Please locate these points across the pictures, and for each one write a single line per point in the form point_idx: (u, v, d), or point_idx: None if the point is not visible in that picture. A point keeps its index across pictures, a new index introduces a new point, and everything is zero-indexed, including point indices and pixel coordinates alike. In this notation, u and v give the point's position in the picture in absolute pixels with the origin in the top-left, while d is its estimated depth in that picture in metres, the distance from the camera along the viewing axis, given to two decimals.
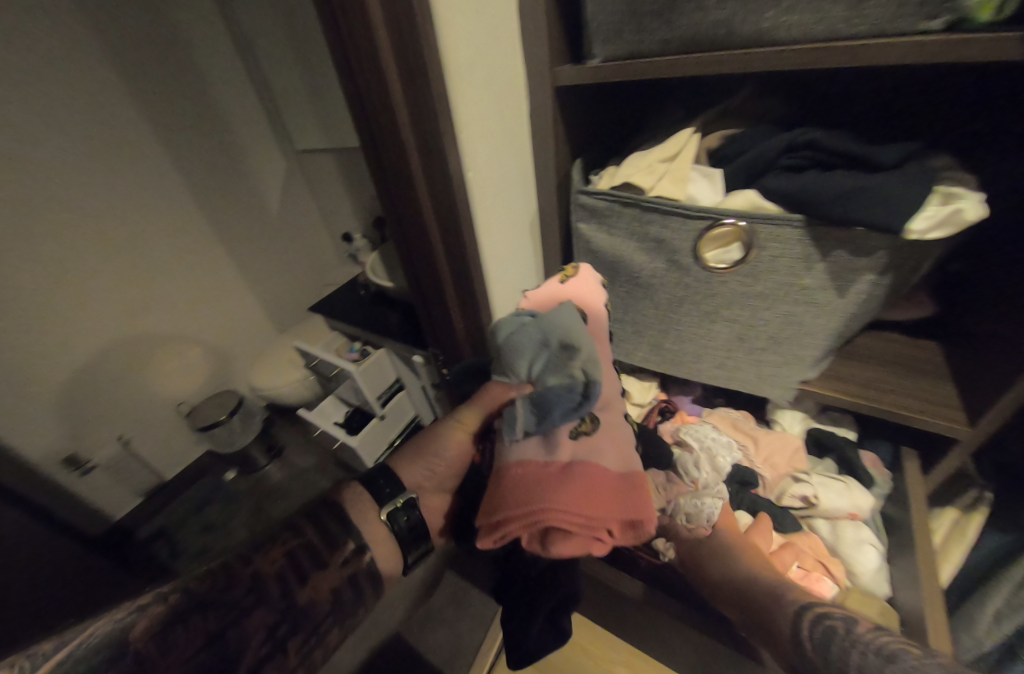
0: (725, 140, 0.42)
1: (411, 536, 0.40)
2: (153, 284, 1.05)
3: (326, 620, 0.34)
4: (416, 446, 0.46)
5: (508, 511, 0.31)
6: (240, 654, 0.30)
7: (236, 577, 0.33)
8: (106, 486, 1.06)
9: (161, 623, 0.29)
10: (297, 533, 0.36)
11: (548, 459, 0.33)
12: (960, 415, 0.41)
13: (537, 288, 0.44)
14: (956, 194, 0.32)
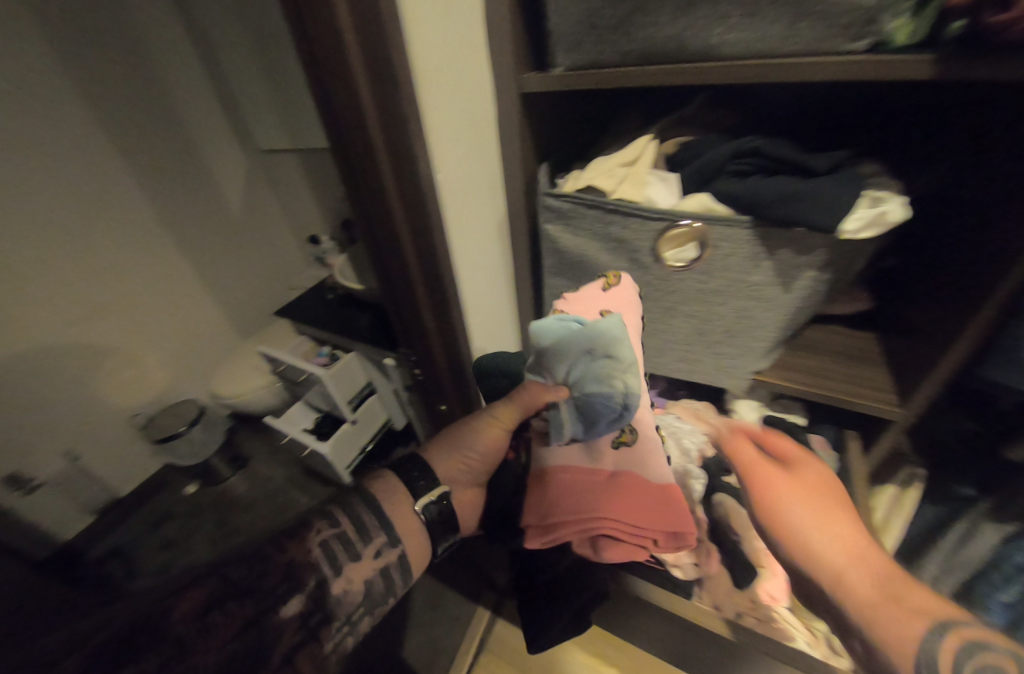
0: (680, 146, 0.45)
1: (440, 525, 0.44)
2: (112, 289, 1.05)
3: (356, 606, 0.39)
4: (455, 440, 0.49)
5: (562, 517, 0.39)
6: (277, 637, 0.34)
7: (271, 565, 0.37)
8: (55, 503, 1.06)
9: (205, 606, 0.33)
10: (332, 524, 0.41)
11: (592, 470, 0.41)
12: (892, 397, 0.46)
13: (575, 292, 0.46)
14: (881, 198, 0.35)
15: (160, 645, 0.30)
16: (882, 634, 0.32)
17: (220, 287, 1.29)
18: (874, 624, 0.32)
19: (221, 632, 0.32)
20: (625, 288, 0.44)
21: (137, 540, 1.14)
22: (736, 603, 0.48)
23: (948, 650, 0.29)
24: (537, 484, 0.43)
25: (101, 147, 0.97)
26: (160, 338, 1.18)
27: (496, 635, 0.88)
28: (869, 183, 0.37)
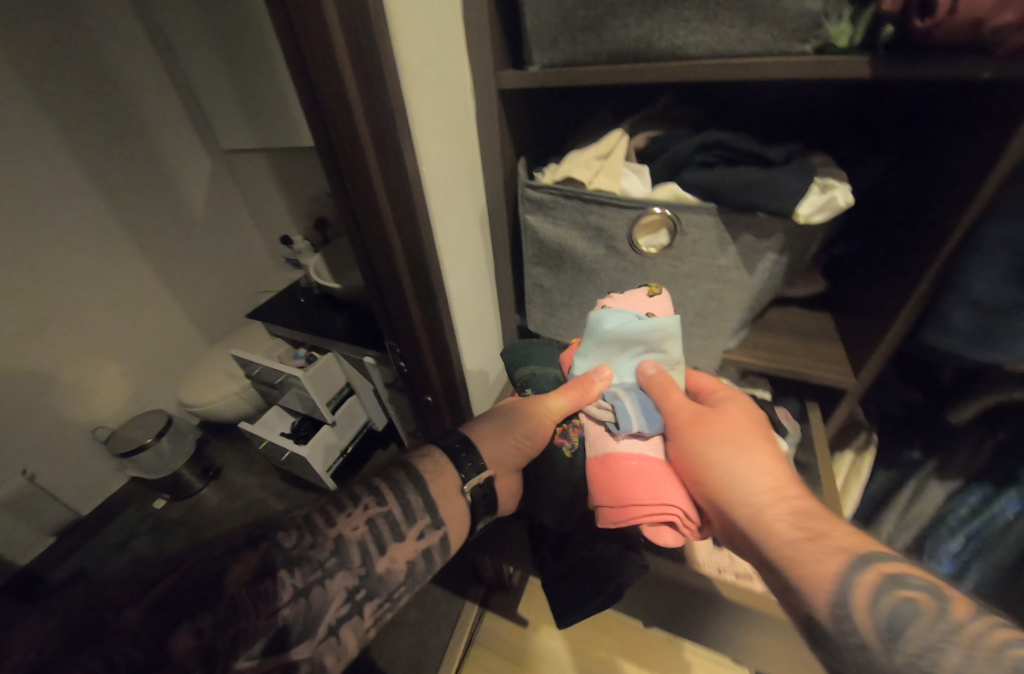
0: (649, 140, 0.47)
1: (482, 504, 0.42)
2: (66, 295, 0.99)
3: (398, 585, 0.39)
4: (502, 422, 0.45)
5: (643, 500, 0.37)
6: (322, 608, 0.35)
7: (320, 538, 0.37)
8: (9, 527, 0.98)
9: (256, 573, 0.33)
10: (380, 502, 0.40)
11: (657, 457, 0.40)
12: (847, 369, 0.50)
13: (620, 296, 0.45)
14: (830, 184, 0.39)
15: (215, 606, 0.31)
16: (804, 573, 0.32)
17: (185, 292, 1.24)
18: (792, 562, 0.32)
19: (272, 598, 0.33)
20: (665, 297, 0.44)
21: (102, 561, 1.06)
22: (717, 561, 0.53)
23: (868, 582, 0.30)
24: (601, 469, 0.40)
25: (51, 144, 0.91)
26: (121, 347, 1.12)
27: (484, 628, 0.87)
28: (821, 172, 0.41)
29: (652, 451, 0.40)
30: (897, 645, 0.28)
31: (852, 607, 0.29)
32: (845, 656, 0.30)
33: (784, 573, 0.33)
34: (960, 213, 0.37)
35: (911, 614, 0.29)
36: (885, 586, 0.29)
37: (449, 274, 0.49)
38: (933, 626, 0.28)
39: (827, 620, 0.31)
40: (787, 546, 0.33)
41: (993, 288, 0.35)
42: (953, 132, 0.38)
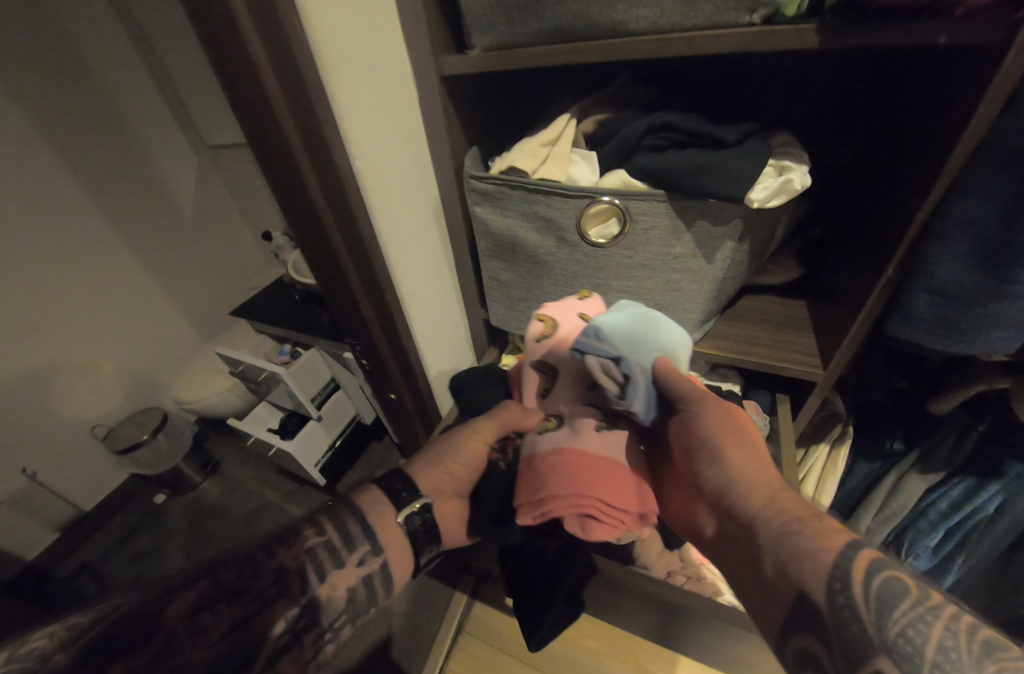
0: (598, 125, 0.46)
1: (424, 535, 0.43)
2: (56, 297, 1.00)
3: (339, 613, 0.38)
4: (435, 450, 0.47)
5: (554, 489, 0.36)
6: (263, 643, 0.33)
7: (258, 570, 0.35)
8: (13, 523, 1.02)
9: (192, 608, 0.31)
10: (320, 532, 0.39)
11: (581, 448, 0.39)
12: (816, 359, 0.48)
13: (553, 302, 0.49)
14: (786, 167, 0.37)
15: (147, 643, 0.29)
16: (800, 545, 0.28)
17: (176, 289, 1.25)
18: (797, 533, 0.29)
19: (209, 632, 0.31)
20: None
21: (106, 554, 1.09)
22: (666, 562, 0.54)
23: (861, 561, 0.26)
24: (526, 467, 0.40)
25: (34, 147, 0.91)
26: (113, 346, 1.13)
27: (472, 617, 0.86)
28: (777, 154, 0.38)
29: (577, 442, 0.39)
30: (888, 618, 0.24)
31: (851, 578, 0.26)
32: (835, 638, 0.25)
33: (785, 543, 0.29)
34: (924, 193, 0.34)
35: (899, 594, 0.25)
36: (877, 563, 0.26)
37: (397, 271, 0.49)
38: (916, 604, 0.24)
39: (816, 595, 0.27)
40: (784, 523, 0.30)
41: (956, 275, 0.33)
42: (918, 105, 0.36)
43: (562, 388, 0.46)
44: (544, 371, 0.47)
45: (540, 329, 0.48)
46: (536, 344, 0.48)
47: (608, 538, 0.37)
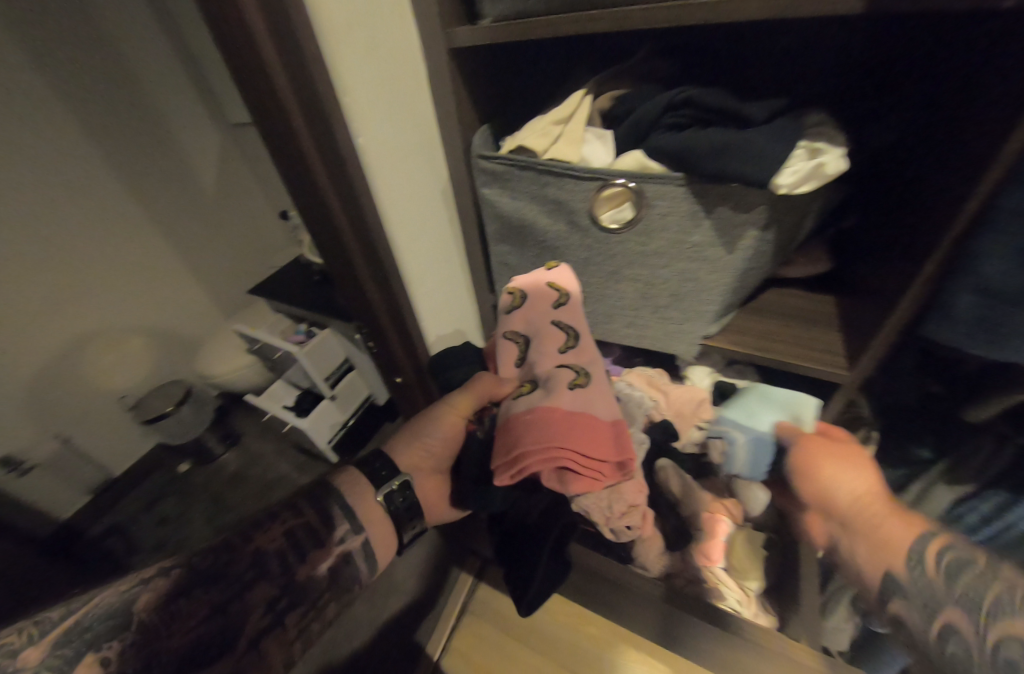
0: (615, 101, 0.44)
1: (404, 513, 0.45)
2: (87, 270, 1.04)
3: (321, 591, 0.40)
4: (411, 430, 0.50)
5: (526, 446, 0.37)
6: (242, 624, 0.35)
7: (237, 554, 0.38)
8: (50, 484, 1.08)
9: (169, 595, 0.34)
10: (296, 515, 0.42)
11: (555, 406, 0.39)
12: (842, 358, 0.45)
13: (523, 275, 0.50)
14: (819, 149, 0.34)
15: (126, 630, 0.32)
16: (891, 544, 0.38)
17: (199, 267, 1.28)
18: (887, 539, 0.39)
19: (186, 618, 0.34)
20: (574, 304, 0.46)
21: (135, 517, 1.16)
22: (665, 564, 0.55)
23: (933, 545, 0.35)
24: (502, 429, 0.41)
25: (64, 123, 0.94)
26: (140, 320, 1.18)
27: (477, 598, 0.81)
28: (810, 135, 0.35)
29: (553, 400, 0.40)
30: (955, 582, 0.33)
31: (926, 563, 0.35)
32: (918, 599, 0.35)
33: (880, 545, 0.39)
34: (975, 180, 0.31)
35: (966, 565, 0.33)
36: (944, 548, 0.34)
37: (401, 252, 0.50)
38: (984, 575, 0.32)
39: (902, 569, 0.37)
40: (878, 525, 0.39)
41: (1003, 272, 0.30)
42: (974, 80, 0.32)
43: (538, 355, 0.44)
44: (514, 342, 0.48)
45: (509, 301, 0.49)
46: (507, 316, 0.49)
47: (588, 489, 0.38)
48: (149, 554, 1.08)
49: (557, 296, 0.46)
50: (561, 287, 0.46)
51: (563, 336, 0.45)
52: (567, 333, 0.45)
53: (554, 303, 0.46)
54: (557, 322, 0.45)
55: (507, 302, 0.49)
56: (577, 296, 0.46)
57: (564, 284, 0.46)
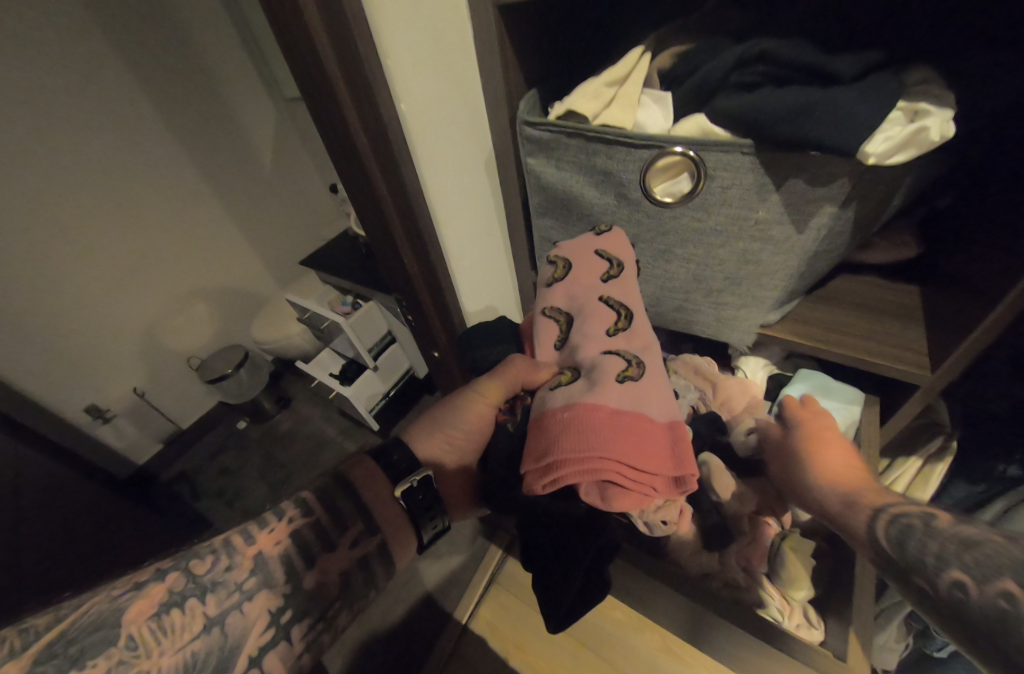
0: (676, 59, 0.40)
1: (423, 511, 0.41)
2: (158, 238, 1.13)
3: (331, 600, 0.36)
4: (432, 420, 0.48)
5: (563, 453, 0.32)
6: (243, 638, 0.32)
7: (238, 559, 0.34)
8: (130, 431, 1.22)
9: (161, 604, 0.30)
10: (305, 514, 0.38)
11: (598, 403, 0.35)
12: (923, 356, 0.39)
13: (570, 241, 0.47)
14: (922, 111, 0.29)
15: (112, 646, 0.27)
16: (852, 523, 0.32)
17: (255, 238, 1.35)
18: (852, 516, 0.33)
19: (181, 632, 0.30)
20: (627, 278, 0.43)
21: (199, 467, 1.29)
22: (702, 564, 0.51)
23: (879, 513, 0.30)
24: (535, 427, 0.37)
25: (134, 99, 1.00)
26: (204, 287, 1.27)
27: (506, 573, 0.82)
28: (909, 95, 0.30)
29: (597, 396, 0.35)
30: (910, 550, 0.26)
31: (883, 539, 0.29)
32: (910, 579, 0.26)
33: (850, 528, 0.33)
34: None
35: (917, 526, 0.27)
36: (891, 517, 0.29)
37: (442, 223, 0.49)
38: (932, 532, 0.26)
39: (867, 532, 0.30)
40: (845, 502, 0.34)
41: None
42: None
43: (581, 338, 0.41)
44: (556, 318, 0.45)
45: (551, 273, 0.47)
46: (549, 289, 0.47)
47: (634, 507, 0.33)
48: (210, 501, 1.20)
49: (608, 267, 0.43)
50: (613, 255, 0.43)
51: (613, 316, 0.42)
52: (618, 314, 0.42)
53: (603, 276, 0.43)
54: (606, 300, 0.43)
55: (549, 273, 0.47)
56: (630, 267, 0.43)
57: (616, 251, 0.43)
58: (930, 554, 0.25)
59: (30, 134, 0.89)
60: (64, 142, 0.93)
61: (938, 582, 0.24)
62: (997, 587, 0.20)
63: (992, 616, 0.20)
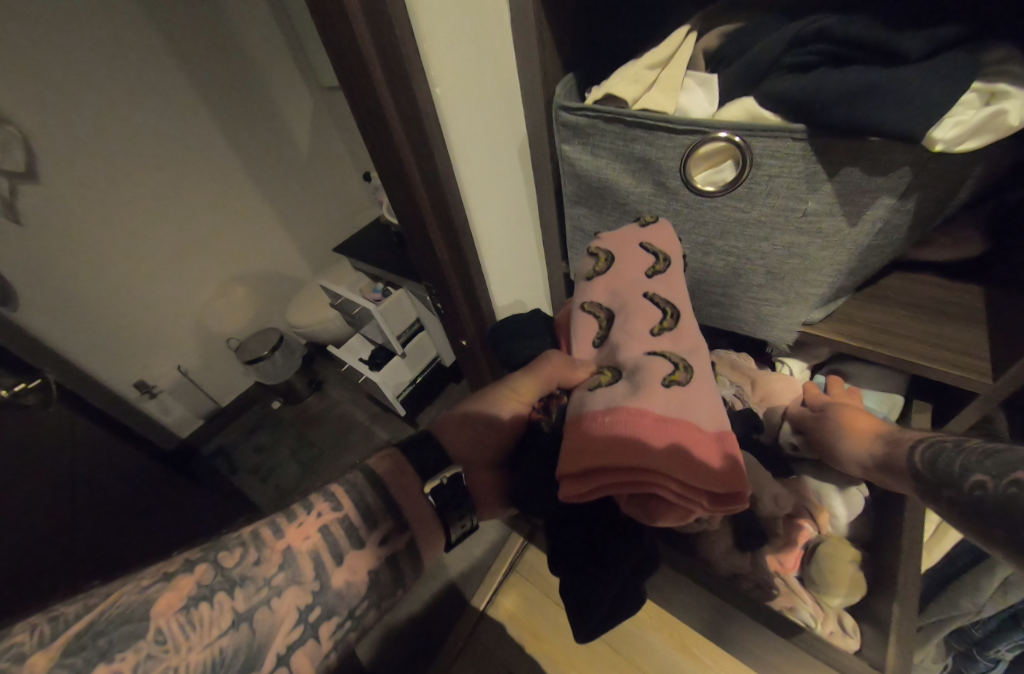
0: (724, 39, 0.38)
1: (453, 508, 0.38)
2: (201, 223, 1.19)
3: (359, 599, 0.35)
4: (463, 414, 0.46)
5: (603, 461, 0.31)
6: (271, 635, 0.30)
7: (266, 553, 0.33)
8: (175, 407, 1.30)
9: (189, 597, 0.29)
10: (335, 508, 0.36)
11: (642, 409, 0.33)
12: (984, 361, 0.36)
13: (613, 232, 0.46)
14: (1002, 93, 0.26)
15: (140, 639, 0.27)
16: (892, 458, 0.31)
17: (291, 225, 1.40)
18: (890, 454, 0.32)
19: (207, 627, 0.28)
20: (673, 273, 0.41)
21: (236, 443, 1.36)
22: (733, 563, 0.48)
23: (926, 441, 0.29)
24: (572, 430, 0.35)
25: (179, 89, 1.05)
26: (242, 273, 1.33)
27: (525, 561, 0.82)
28: (986, 75, 0.27)
29: (641, 402, 0.33)
30: (941, 466, 0.24)
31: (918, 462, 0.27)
32: (935, 491, 0.24)
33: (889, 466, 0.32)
34: None
35: (953, 445, 0.25)
36: (931, 444, 0.28)
37: (474, 211, 0.49)
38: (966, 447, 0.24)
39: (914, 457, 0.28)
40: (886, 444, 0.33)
41: None
42: None
43: (624, 336, 0.39)
44: (595, 313, 0.44)
45: (591, 265, 0.46)
46: (588, 282, 0.46)
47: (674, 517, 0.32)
48: (245, 475, 1.27)
49: (653, 263, 0.42)
50: (659, 249, 0.42)
51: (659, 314, 0.40)
52: (663, 312, 0.40)
53: (648, 270, 0.42)
54: (650, 296, 0.41)
55: (590, 266, 0.46)
56: (677, 263, 0.42)
57: (665, 247, 0.42)
58: (957, 466, 0.23)
59: (87, 125, 0.94)
60: (117, 132, 0.99)
61: (960, 489, 0.21)
62: (1015, 476, 0.18)
63: (1002, 501, 0.18)
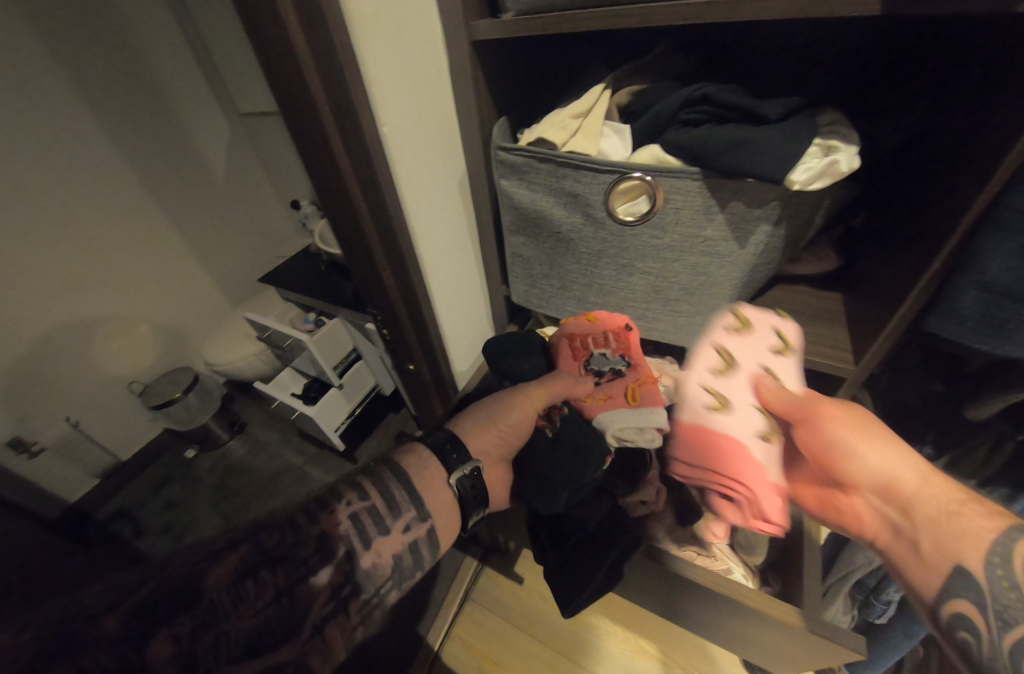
0: (633, 96, 0.45)
1: (471, 498, 0.43)
2: (96, 252, 1.05)
3: (384, 579, 0.38)
4: (485, 416, 0.47)
5: (720, 470, 0.39)
6: (308, 608, 0.33)
7: (303, 535, 0.36)
8: (57, 466, 1.09)
9: (236, 573, 0.32)
10: (363, 498, 0.40)
11: (750, 452, 0.39)
12: (848, 354, 0.46)
13: (753, 309, 0.44)
14: (833, 147, 0.34)
15: (193, 609, 0.30)
16: (960, 536, 0.30)
17: (204, 254, 1.28)
18: (953, 530, 0.31)
19: (253, 599, 0.31)
20: (794, 363, 0.42)
21: (141, 501, 1.17)
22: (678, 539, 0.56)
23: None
24: (689, 440, 0.42)
25: (72, 107, 0.94)
26: (146, 306, 1.19)
27: (480, 585, 0.82)
28: (823, 134, 0.35)
29: (745, 441, 0.39)
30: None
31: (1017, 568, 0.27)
32: (987, 596, 0.28)
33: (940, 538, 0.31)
34: (983, 180, 0.31)
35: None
36: None
37: (420, 240, 0.51)
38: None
39: (975, 562, 0.29)
40: (942, 508, 0.32)
41: (1011, 270, 0.30)
42: (987, 84, 0.32)
43: (745, 384, 0.41)
44: (720, 356, 0.42)
45: (731, 320, 0.44)
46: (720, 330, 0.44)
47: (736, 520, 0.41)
48: (154, 538, 1.09)
49: (779, 344, 0.42)
50: (788, 339, 0.42)
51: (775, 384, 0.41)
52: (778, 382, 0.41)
53: (774, 347, 0.42)
54: (770, 370, 0.41)
55: (727, 320, 0.44)
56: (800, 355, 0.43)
57: (792, 339, 0.42)
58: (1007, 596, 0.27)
59: None
60: None
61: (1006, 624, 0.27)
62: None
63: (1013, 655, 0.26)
